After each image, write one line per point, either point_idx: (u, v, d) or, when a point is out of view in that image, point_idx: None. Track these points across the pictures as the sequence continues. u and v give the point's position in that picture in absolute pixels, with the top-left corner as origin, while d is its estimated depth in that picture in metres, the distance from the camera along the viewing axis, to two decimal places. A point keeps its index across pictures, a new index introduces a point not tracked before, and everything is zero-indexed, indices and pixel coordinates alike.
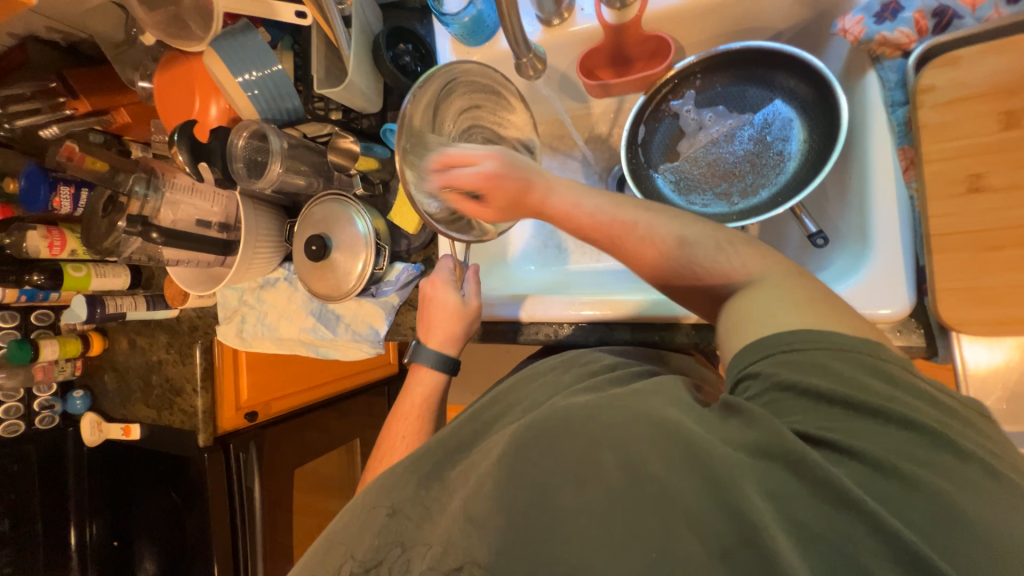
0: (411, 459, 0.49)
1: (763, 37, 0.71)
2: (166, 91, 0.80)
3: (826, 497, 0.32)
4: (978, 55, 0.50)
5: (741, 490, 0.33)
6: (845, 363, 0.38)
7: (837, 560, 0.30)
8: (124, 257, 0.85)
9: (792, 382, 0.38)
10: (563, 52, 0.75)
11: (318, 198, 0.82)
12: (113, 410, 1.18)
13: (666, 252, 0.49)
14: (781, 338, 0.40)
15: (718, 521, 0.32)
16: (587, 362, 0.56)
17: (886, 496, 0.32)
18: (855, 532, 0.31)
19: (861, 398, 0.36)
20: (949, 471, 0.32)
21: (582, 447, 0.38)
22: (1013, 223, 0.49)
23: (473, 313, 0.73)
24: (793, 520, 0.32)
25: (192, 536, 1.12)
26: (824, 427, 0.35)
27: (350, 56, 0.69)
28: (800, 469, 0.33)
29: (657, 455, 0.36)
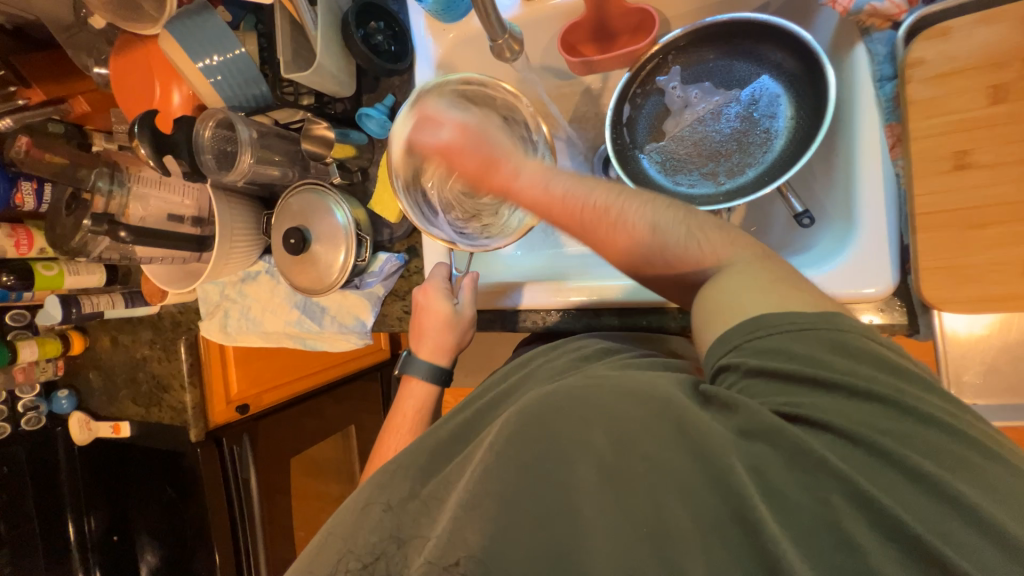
0: (406, 456, 0.49)
1: (749, 8, 0.67)
2: (123, 78, 0.75)
3: (800, 467, 0.33)
4: (968, 27, 0.49)
5: (728, 462, 0.33)
6: (803, 342, 0.37)
7: (815, 526, 0.31)
8: (94, 256, 0.80)
9: (758, 367, 0.37)
10: (543, 27, 0.73)
11: (295, 189, 0.79)
12: (101, 408, 1.17)
13: (662, 252, 0.46)
14: (745, 327, 0.39)
15: (710, 492, 0.33)
16: (580, 346, 0.57)
17: (854, 462, 0.33)
18: (828, 496, 0.32)
19: (821, 373, 0.36)
20: (924, 441, 0.33)
21: (575, 427, 0.38)
22: (995, 201, 0.49)
23: (471, 322, 0.74)
24: (769, 488, 0.33)
25: (191, 528, 1.13)
26: (795, 404, 0.35)
27: (317, 37, 0.66)
28: (777, 441, 0.34)
29: (649, 434, 0.36)
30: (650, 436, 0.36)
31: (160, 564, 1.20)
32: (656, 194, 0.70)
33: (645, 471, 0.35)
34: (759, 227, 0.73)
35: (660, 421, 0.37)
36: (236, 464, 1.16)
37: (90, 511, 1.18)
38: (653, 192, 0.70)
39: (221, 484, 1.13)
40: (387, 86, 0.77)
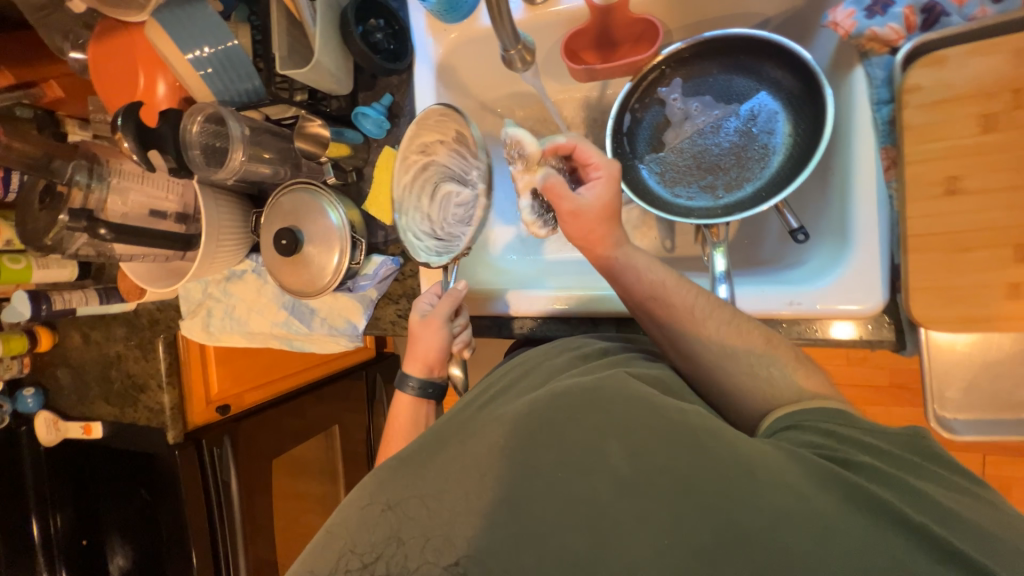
0: (406, 451, 0.47)
1: (750, 24, 0.69)
2: (103, 65, 0.71)
3: (848, 502, 0.35)
4: (962, 57, 0.50)
5: (762, 478, 0.36)
6: (846, 422, 0.43)
7: (866, 557, 0.32)
8: (70, 252, 0.76)
9: (815, 431, 0.42)
10: (547, 32, 0.73)
11: (286, 187, 0.76)
12: (71, 407, 1.12)
13: (643, 275, 0.56)
14: (802, 414, 0.45)
15: (737, 504, 0.35)
16: (578, 345, 0.58)
17: (906, 512, 0.35)
18: (872, 532, 0.34)
19: (870, 445, 0.40)
20: (961, 507, 0.36)
21: (595, 441, 0.40)
22: (983, 226, 0.51)
23: (445, 324, 0.69)
24: (819, 522, 0.34)
25: (167, 532, 1.10)
26: (841, 457, 0.39)
27: (315, 35, 0.64)
28: (827, 480, 0.37)
29: (677, 449, 0.38)
30: (670, 450, 0.38)
31: (131, 569, 1.16)
32: (654, 205, 0.71)
33: (668, 483, 0.37)
34: (752, 240, 0.75)
35: (687, 434, 0.39)
36: (216, 466, 1.12)
37: (57, 510, 1.14)
38: (652, 203, 0.71)
39: (200, 486, 1.09)
40: (385, 85, 0.76)
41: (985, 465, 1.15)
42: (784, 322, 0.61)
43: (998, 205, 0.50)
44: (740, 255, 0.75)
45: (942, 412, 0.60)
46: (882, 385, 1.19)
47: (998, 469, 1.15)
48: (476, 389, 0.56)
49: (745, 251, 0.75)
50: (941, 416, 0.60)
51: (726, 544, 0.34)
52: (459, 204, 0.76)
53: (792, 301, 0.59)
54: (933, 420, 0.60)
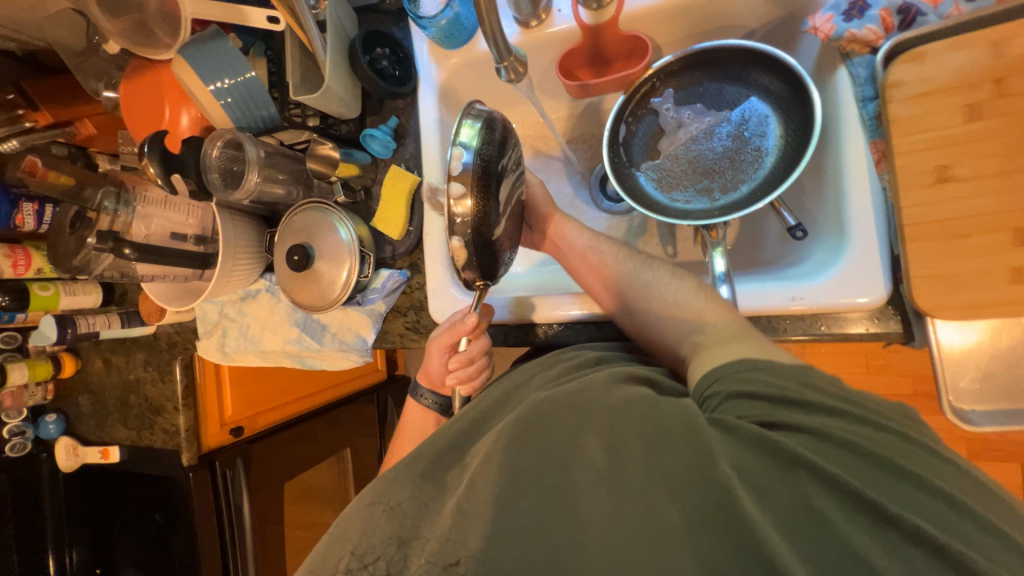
0: (405, 462, 0.51)
1: (735, 36, 0.72)
2: (133, 101, 0.77)
3: (782, 464, 0.38)
4: (940, 51, 0.52)
5: (715, 462, 0.38)
6: (773, 373, 0.45)
7: (800, 512, 0.36)
8: (95, 273, 0.80)
9: (740, 391, 0.44)
10: (542, 53, 0.77)
11: (299, 207, 0.80)
12: (90, 432, 1.15)
13: (601, 258, 0.67)
14: (720, 371, 0.47)
15: (698, 489, 0.38)
16: (573, 356, 0.60)
17: (838, 462, 0.39)
18: (808, 488, 0.37)
19: (797, 395, 0.43)
20: (884, 441, 0.40)
21: (567, 436, 0.44)
22: (978, 212, 0.51)
23: (439, 351, 0.70)
24: (758, 487, 0.38)
25: (179, 558, 1.09)
26: (774, 417, 0.42)
27: (326, 62, 0.68)
28: (766, 448, 0.39)
29: (638, 439, 0.42)
30: (635, 441, 0.41)
31: None
32: (652, 209, 0.73)
33: (635, 474, 0.40)
34: (753, 242, 0.76)
35: (648, 424, 0.42)
36: (229, 489, 1.13)
37: (72, 545, 1.14)
38: (650, 208, 0.73)
39: (213, 511, 1.09)
40: (392, 108, 0.81)
41: (1021, 476, 1.09)
42: (786, 320, 0.62)
43: (991, 190, 0.51)
44: (740, 258, 0.76)
45: (960, 403, 0.58)
46: (901, 393, 1.16)
47: None
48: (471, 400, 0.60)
49: (747, 253, 0.76)
50: (958, 407, 0.58)
51: (698, 528, 0.37)
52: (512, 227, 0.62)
53: (793, 296, 0.59)
54: (949, 413, 0.58)
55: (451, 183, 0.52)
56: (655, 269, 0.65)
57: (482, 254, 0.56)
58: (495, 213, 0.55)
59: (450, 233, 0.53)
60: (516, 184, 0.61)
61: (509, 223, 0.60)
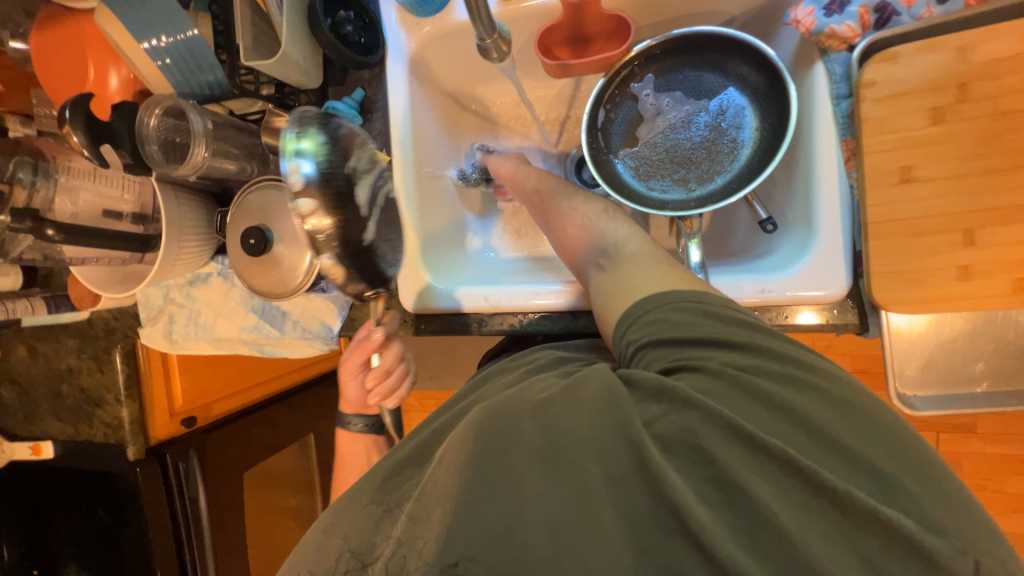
0: (388, 461, 0.51)
1: (716, 22, 0.71)
2: (48, 55, 0.66)
3: (688, 411, 0.42)
4: (912, 53, 0.53)
5: (629, 427, 0.41)
6: (696, 321, 0.50)
7: (699, 459, 0.40)
8: (13, 256, 0.70)
9: (662, 340, 0.49)
10: (521, 27, 0.73)
11: (253, 185, 0.73)
12: (17, 426, 1.04)
13: (546, 197, 0.74)
14: (649, 316, 0.52)
15: (617, 458, 0.40)
16: (532, 359, 0.58)
17: (739, 404, 0.43)
18: (710, 434, 0.40)
19: (713, 342, 0.47)
20: (787, 385, 0.44)
21: (508, 422, 0.44)
22: (934, 212, 0.54)
23: (358, 370, 0.69)
24: (666, 443, 0.41)
25: (128, 555, 1.03)
26: (689, 364, 0.46)
27: (282, 23, 0.61)
28: (674, 400, 0.43)
29: (567, 416, 0.43)
30: (571, 421, 0.43)
31: None
32: (629, 198, 0.72)
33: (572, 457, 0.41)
34: (724, 232, 0.77)
35: (591, 407, 0.43)
36: (182, 483, 1.06)
37: None
38: (627, 196, 0.72)
39: (166, 504, 1.03)
40: (356, 79, 0.75)
41: (938, 443, 1.23)
42: (755, 311, 0.63)
43: (947, 192, 0.53)
44: (712, 247, 0.77)
45: (903, 389, 0.63)
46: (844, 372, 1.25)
47: (950, 445, 1.23)
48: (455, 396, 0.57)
49: (717, 242, 0.77)
50: (902, 392, 0.63)
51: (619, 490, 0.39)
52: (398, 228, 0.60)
53: (763, 288, 0.61)
54: (894, 398, 0.63)
55: (298, 201, 0.51)
56: (596, 210, 0.70)
57: (361, 262, 0.55)
58: (357, 220, 0.54)
59: (318, 254, 0.53)
60: (377, 182, 0.58)
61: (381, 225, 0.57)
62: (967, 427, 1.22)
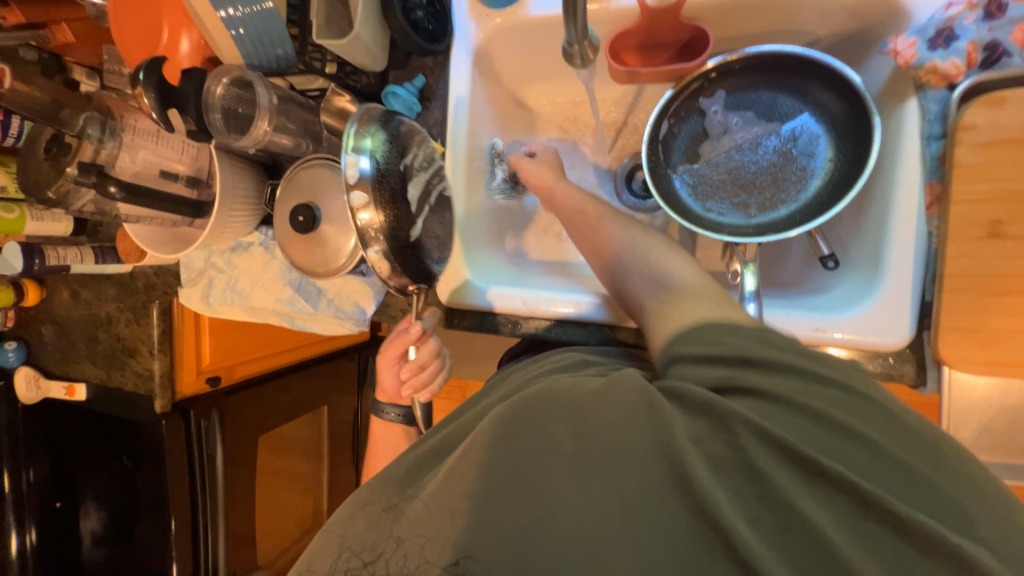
0: (395, 459, 0.50)
1: (800, 42, 0.67)
2: (124, 13, 0.67)
3: (732, 431, 0.39)
4: (1022, 100, 0.49)
5: (672, 441, 0.38)
6: (737, 332, 0.45)
7: (748, 480, 0.37)
8: (74, 208, 0.72)
9: (700, 352, 0.44)
10: (592, 28, 0.71)
11: (305, 162, 0.73)
12: (54, 365, 1.09)
13: (584, 213, 0.66)
14: (688, 334, 0.47)
15: (656, 470, 0.38)
16: (558, 358, 0.58)
17: (786, 423, 0.39)
18: (757, 454, 0.38)
19: (757, 354, 0.43)
20: (836, 403, 0.40)
21: (540, 427, 0.42)
22: (1020, 272, 0.51)
23: (394, 363, 0.70)
24: (712, 461, 0.38)
25: (144, 501, 1.07)
26: (731, 378, 0.42)
27: (358, 5, 0.61)
28: (719, 418, 0.39)
29: (603, 421, 0.41)
30: (605, 429, 0.41)
31: (103, 532, 1.13)
32: (684, 216, 0.70)
33: (603, 463, 0.39)
34: (774, 261, 0.75)
35: (637, 425, 0.40)
36: (201, 440, 1.09)
37: None
38: (682, 215, 0.70)
39: (185, 459, 1.06)
40: (419, 65, 0.73)
41: None
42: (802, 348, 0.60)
43: None
44: (760, 274, 0.75)
45: None
46: None
47: None
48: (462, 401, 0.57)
49: (767, 270, 0.74)
50: None
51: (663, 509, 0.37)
52: (444, 225, 0.61)
53: (818, 327, 0.58)
54: None
55: (352, 193, 0.51)
56: (645, 234, 0.61)
57: (405, 258, 0.54)
58: (407, 215, 0.54)
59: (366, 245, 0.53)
60: (431, 180, 0.59)
61: (428, 222, 0.57)
62: None
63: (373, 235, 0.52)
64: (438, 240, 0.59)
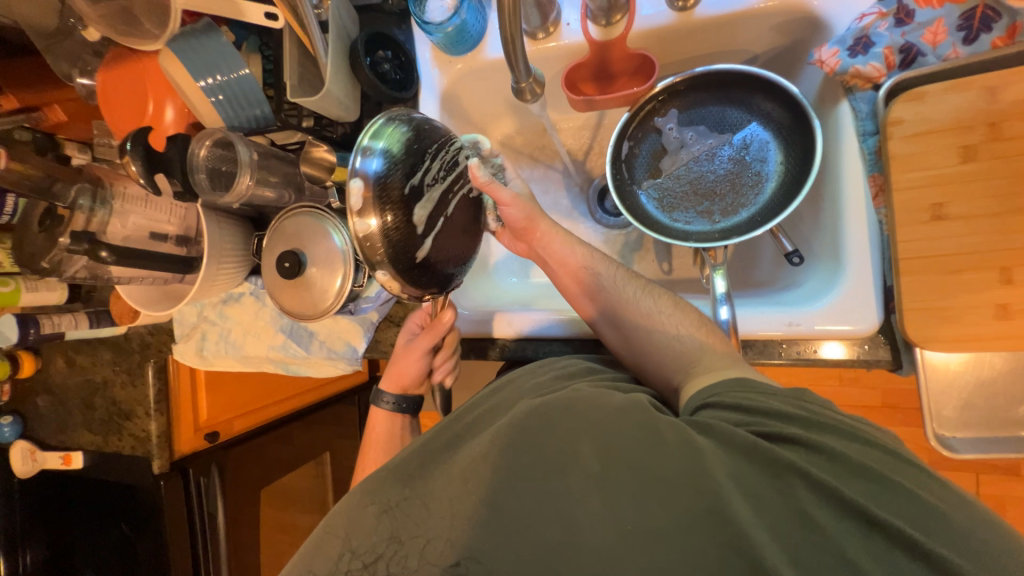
0: (397, 460, 0.51)
1: (739, 60, 0.73)
2: (112, 91, 0.72)
3: (771, 470, 0.41)
4: (940, 93, 0.54)
5: (710, 473, 0.40)
6: (760, 390, 0.49)
7: (786, 516, 0.39)
8: (67, 276, 0.75)
9: (731, 402, 0.47)
10: (548, 64, 0.76)
11: (289, 211, 0.76)
12: (50, 436, 1.08)
13: (592, 277, 0.66)
14: (717, 387, 0.50)
15: (687, 493, 0.40)
16: (564, 365, 0.60)
17: (819, 464, 0.41)
18: (793, 490, 0.40)
19: (783, 407, 0.46)
20: (862, 452, 0.42)
21: (566, 447, 0.44)
22: (969, 249, 0.53)
23: (427, 352, 0.72)
24: (751, 495, 0.40)
25: (145, 569, 1.04)
26: (763, 424, 0.44)
27: (327, 65, 0.65)
28: (755, 454, 0.42)
29: (634, 446, 0.43)
30: (632, 449, 0.42)
31: None
32: (653, 228, 0.73)
33: (632, 484, 0.41)
34: (747, 262, 0.77)
35: (673, 454, 0.41)
36: (201, 498, 1.07)
37: (28, 545, 1.07)
38: (651, 227, 0.73)
39: (185, 519, 1.04)
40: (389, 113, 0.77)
41: (978, 486, 1.16)
42: (781, 344, 0.62)
43: (982, 229, 0.53)
44: (734, 276, 0.77)
45: (941, 430, 0.61)
46: (874, 406, 1.21)
47: (990, 488, 1.16)
48: (460, 409, 0.58)
49: (741, 272, 0.77)
50: (940, 434, 0.61)
51: (688, 530, 0.38)
52: (467, 231, 0.54)
53: (790, 321, 0.61)
54: (933, 439, 0.60)
55: (350, 192, 0.49)
56: (653, 294, 0.65)
57: (413, 269, 0.51)
58: (417, 222, 0.50)
59: (371, 261, 0.51)
60: (458, 181, 0.53)
61: (446, 226, 0.52)
62: (1008, 469, 1.16)
63: (377, 241, 0.50)
64: (455, 247, 0.53)
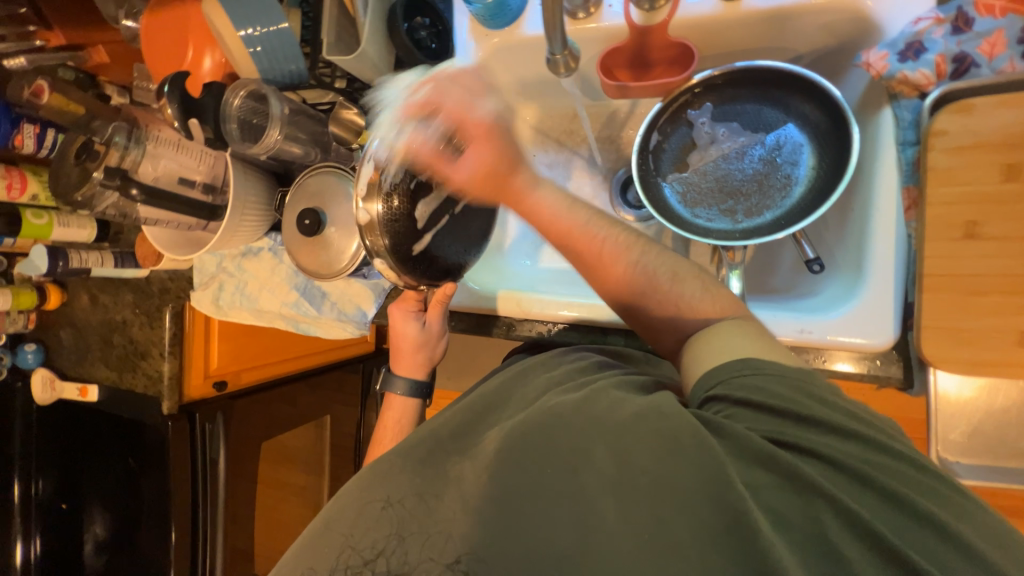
0: (403, 452, 0.51)
1: (782, 58, 0.71)
2: (155, 34, 0.73)
3: (792, 487, 0.38)
4: (989, 107, 0.51)
5: (728, 483, 0.37)
6: (783, 385, 0.43)
7: (808, 538, 0.36)
8: (98, 211, 0.78)
9: (745, 398, 0.43)
10: (586, 46, 0.75)
11: (313, 169, 0.78)
12: (69, 368, 1.12)
13: (584, 245, 0.58)
14: (732, 367, 0.45)
15: (705, 506, 0.37)
16: (576, 360, 0.59)
17: (842, 485, 0.38)
18: (817, 512, 0.36)
19: (807, 411, 0.41)
20: (896, 474, 0.38)
21: (578, 452, 0.43)
22: (998, 272, 0.52)
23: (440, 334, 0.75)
24: (770, 512, 0.37)
25: (147, 504, 1.08)
26: (784, 432, 0.40)
27: (365, 24, 0.66)
28: (773, 466, 0.38)
29: (647, 452, 0.40)
30: (646, 453, 0.40)
31: (108, 538, 1.14)
32: (673, 222, 0.72)
33: (647, 488, 0.39)
34: (767, 267, 0.76)
35: (687, 464, 0.39)
36: (206, 441, 1.11)
37: (40, 475, 1.12)
38: (672, 220, 0.72)
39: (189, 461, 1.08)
40: None
41: None
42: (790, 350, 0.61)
43: (1013, 252, 0.51)
44: (751, 281, 0.76)
45: (946, 454, 0.60)
46: None
47: None
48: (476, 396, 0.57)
49: (758, 276, 0.76)
50: (944, 457, 0.60)
51: (705, 542, 0.36)
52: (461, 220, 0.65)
53: (802, 328, 0.60)
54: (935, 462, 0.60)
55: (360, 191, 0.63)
56: (647, 255, 0.57)
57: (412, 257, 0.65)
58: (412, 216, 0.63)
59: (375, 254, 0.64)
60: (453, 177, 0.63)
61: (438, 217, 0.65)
62: (1015, 509, 1.13)
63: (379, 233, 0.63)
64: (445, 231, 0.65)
